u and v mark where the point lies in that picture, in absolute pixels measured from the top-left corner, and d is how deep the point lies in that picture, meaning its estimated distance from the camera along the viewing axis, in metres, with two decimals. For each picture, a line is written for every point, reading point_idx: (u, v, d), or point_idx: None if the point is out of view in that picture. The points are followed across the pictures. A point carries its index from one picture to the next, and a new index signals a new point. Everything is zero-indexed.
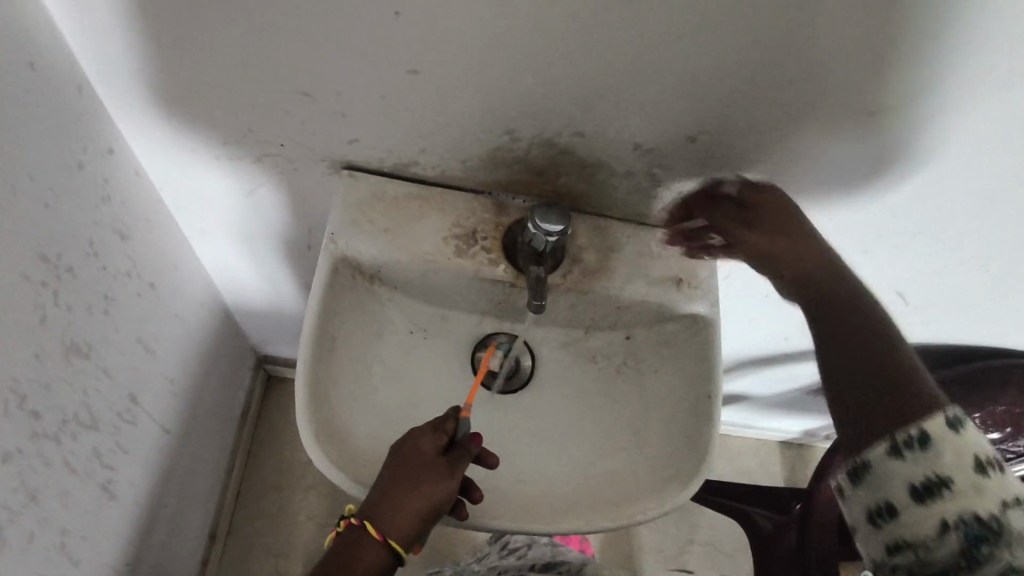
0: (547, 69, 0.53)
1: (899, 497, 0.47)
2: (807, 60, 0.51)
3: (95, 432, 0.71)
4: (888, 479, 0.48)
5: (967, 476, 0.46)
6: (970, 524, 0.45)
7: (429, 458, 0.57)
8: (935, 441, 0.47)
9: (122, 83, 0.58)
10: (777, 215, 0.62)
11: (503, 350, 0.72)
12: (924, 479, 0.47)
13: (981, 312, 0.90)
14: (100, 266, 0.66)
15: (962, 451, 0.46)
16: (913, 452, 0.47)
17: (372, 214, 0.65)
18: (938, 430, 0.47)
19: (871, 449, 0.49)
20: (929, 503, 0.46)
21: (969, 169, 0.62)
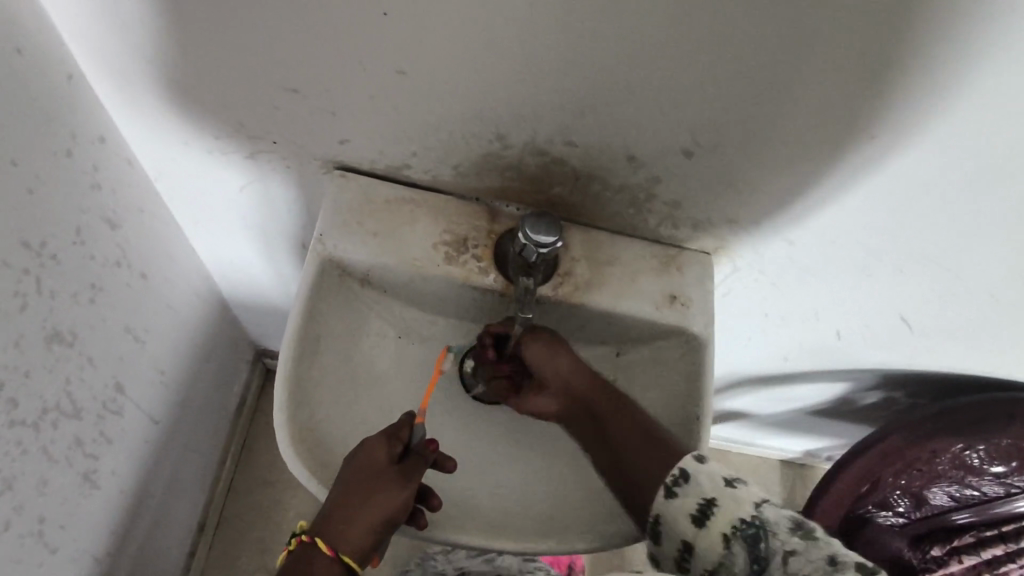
0: (538, 74, 0.51)
1: (686, 531, 0.53)
2: (804, 78, 0.50)
3: (78, 421, 0.70)
4: (674, 520, 0.54)
5: (722, 492, 0.52)
6: (743, 528, 0.50)
7: (379, 469, 0.57)
8: (694, 476, 0.54)
9: (111, 71, 0.57)
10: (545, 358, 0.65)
11: (455, 352, 0.70)
12: (698, 507, 0.53)
13: (989, 342, 0.87)
14: (88, 255, 0.66)
15: (713, 473, 0.54)
16: (681, 487, 0.54)
17: (362, 216, 0.64)
18: (692, 467, 0.55)
19: (656, 501, 0.55)
20: (708, 524, 0.52)
21: (973, 194, 0.60)
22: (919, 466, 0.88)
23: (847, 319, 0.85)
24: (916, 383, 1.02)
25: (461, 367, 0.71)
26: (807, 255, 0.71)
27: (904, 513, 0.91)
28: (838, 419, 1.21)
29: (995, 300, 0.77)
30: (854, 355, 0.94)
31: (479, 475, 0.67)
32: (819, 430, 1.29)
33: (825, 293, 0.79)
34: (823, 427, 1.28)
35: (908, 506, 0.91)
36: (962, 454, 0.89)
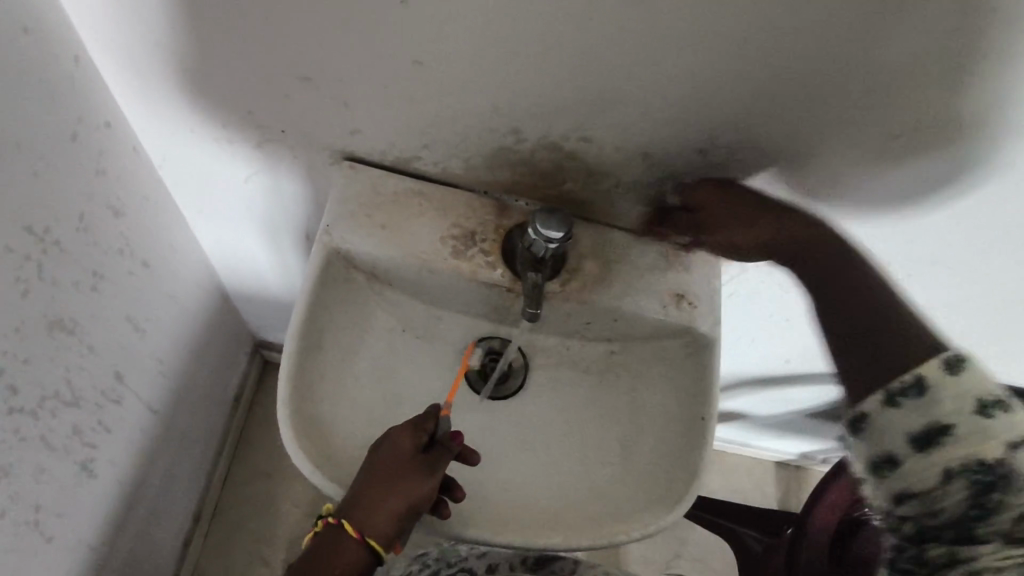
0: (554, 68, 0.51)
1: (900, 445, 0.49)
2: (828, 77, 0.49)
3: (77, 410, 0.69)
4: (886, 430, 0.50)
5: (967, 422, 0.47)
6: (976, 472, 0.46)
7: (403, 458, 0.57)
8: (932, 388, 0.48)
9: (119, 55, 0.56)
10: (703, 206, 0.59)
11: (481, 349, 0.71)
12: (929, 428, 0.48)
13: (991, 349, 0.87)
14: (91, 242, 0.65)
15: (963, 393, 0.47)
16: (908, 400, 0.49)
17: (369, 208, 0.64)
18: (935, 376, 0.48)
19: (867, 402, 0.51)
20: (931, 450, 0.48)
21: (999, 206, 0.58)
22: None
23: None
24: None
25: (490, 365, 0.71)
26: None
27: None
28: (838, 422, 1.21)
29: (1006, 306, 0.77)
30: None
31: (481, 471, 0.67)
32: (816, 432, 1.29)
33: None
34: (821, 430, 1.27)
35: None
36: None
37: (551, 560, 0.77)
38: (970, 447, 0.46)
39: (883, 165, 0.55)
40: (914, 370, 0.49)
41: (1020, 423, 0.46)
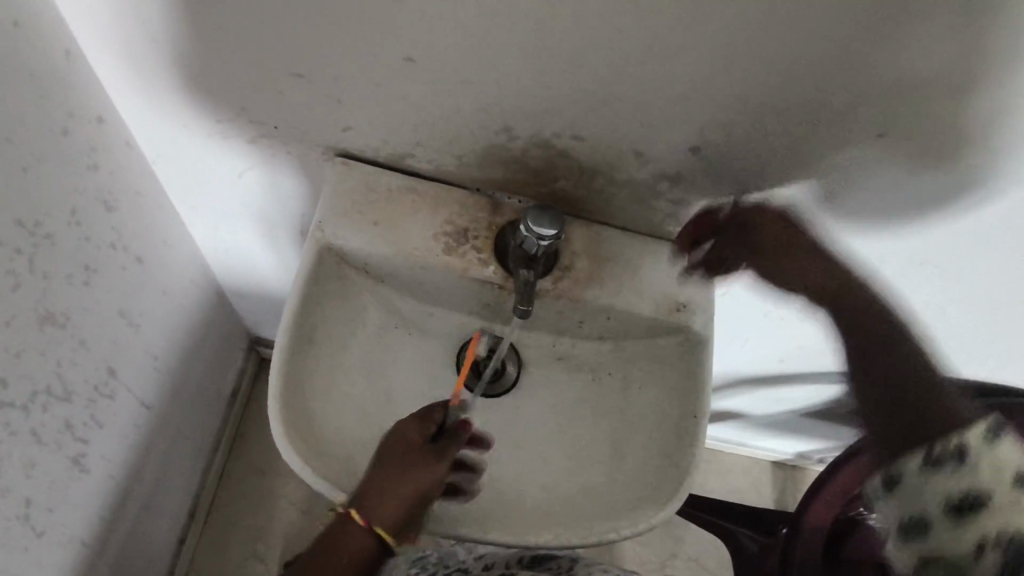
0: (545, 65, 0.51)
1: (935, 514, 0.45)
2: (819, 83, 0.49)
3: (68, 405, 0.69)
4: (923, 495, 0.45)
5: (1005, 493, 0.43)
6: (1014, 545, 0.42)
7: (417, 450, 0.59)
8: (976, 458, 0.44)
9: (111, 50, 0.56)
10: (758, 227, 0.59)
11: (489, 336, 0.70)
12: (964, 499, 0.44)
13: (985, 353, 0.87)
14: (83, 237, 0.65)
15: (1001, 465, 0.44)
16: (949, 467, 0.44)
17: (362, 205, 0.63)
18: (977, 443, 0.44)
19: (905, 463, 0.46)
20: (965, 521, 0.44)
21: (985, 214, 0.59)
22: None
23: None
24: None
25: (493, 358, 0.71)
26: None
27: None
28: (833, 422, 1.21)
29: (999, 312, 0.77)
30: None
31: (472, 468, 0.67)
32: (812, 432, 1.29)
33: None
34: (816, 430, 1.27)
35: None
36: None
37: (546, 558, 0.74)
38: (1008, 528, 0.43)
39: (872, 169, 0.57)
40: (957, 431, 0.45)
41: None
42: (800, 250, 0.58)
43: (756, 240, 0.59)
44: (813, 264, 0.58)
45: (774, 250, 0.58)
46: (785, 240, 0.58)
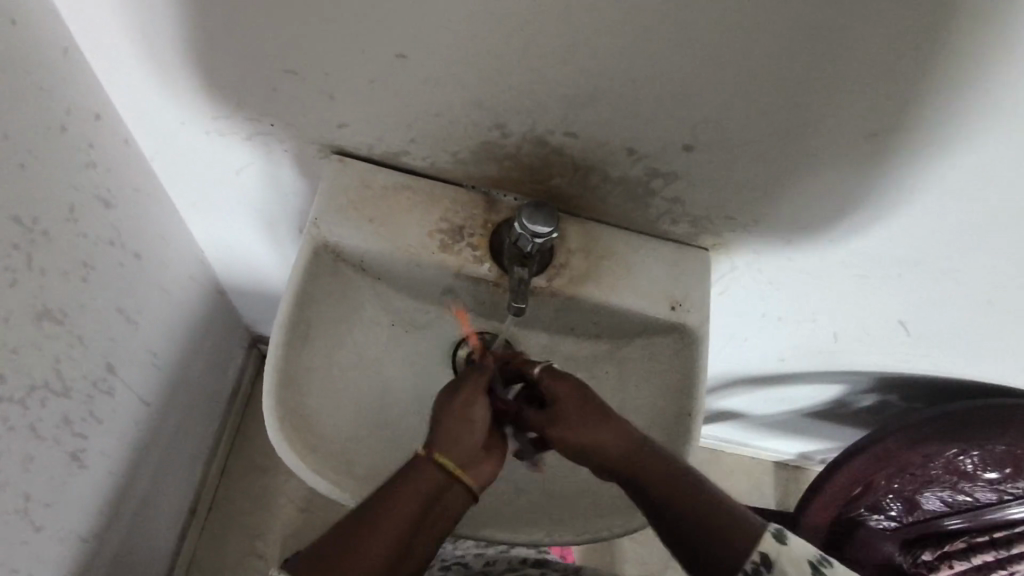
0: (537, 62, 0.51)
1: None
2: (810, 79, 0.49)
3: (67, 400, 0.70)
4: None
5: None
6: None
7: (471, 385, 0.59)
8: (778, 563, 0.49)
9: (107, 47, 0.57)
10: (581, 405, 0.59)
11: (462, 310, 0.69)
12: None
13: (984, 348, 0.87)
14: (80, 233, 0.65)
15: (798, 559, 0.50)
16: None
17: (357, 201, 0.64)
18: (771, 547, 0.50)
19: None
20: None
21: (976, 204, 0.60)
22: (914, 470, 0.97)
23: (843, 322, 0.85)
24: (912, 386, 1.02)
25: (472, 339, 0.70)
26: (807, 253, 0.70)
27: (896, 517, 1.03)
28: (833, 422, 1.21)
29: (994, 308, 0.77)
30: (848, 359, 0.94)
31: None
32: (813, 432, 1.29)
33: (822, 292, 0.78)
34: (817, 429, 1.27)
35: (898, 509, 1.01)
36: (958, 458, 0.98)
37: (553, 561, 0.74)
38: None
39: (862, 162, 0.57)
40: (757, 550, 0.50)
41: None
42: (597, 417, 0.58)
43: (566, 409, 0.59)
44: (613, 428, 0.57)
45: (574, 420, 0.58)
46: (586, 412, 0.58)
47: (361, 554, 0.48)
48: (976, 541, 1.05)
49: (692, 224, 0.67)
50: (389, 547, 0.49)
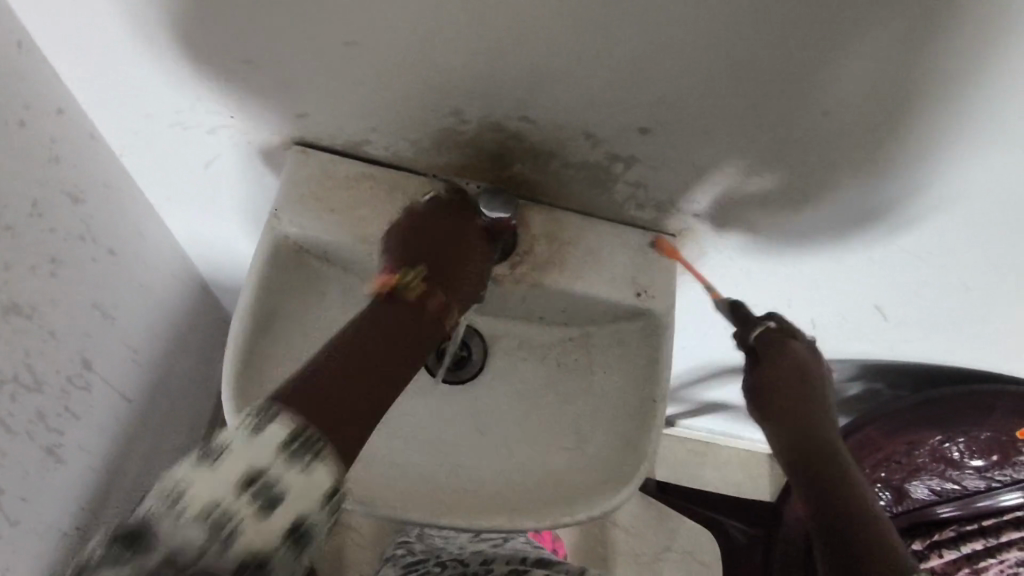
0: (482, 48, 0.51)
1: None
2: (760, 56, 0.49)
3: (40, 394, 0.71)
4: None
5: None
6: None
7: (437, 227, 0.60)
8: None
9: (62, 41, 0.57)
10: (799, 367, 0.61)
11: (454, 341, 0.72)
12: None
13: (964, 333, 0.86)
14: (47, 228, 0.66)
15: None
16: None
17: (319, 192, 0.64)
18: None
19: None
20: None
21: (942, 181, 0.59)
22: (897, 457, 0.99)
23: (820, 308, 0.84)
24: (896, 372, 1.01)
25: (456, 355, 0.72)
26: (780, 236, 0.70)
27: (886, 507, 1.04)
28: None
29: (972, 291, 0.76)
30: (829, 346, 0.94)
31: (434, 454, 0.67)
32: None
33: (796, 276, 0.78)
34: None
35: (888, 499, 1.03)
36: (942, 446, 0.98)
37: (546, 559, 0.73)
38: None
39: (822, 141, 0.56)
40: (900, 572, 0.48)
41: None
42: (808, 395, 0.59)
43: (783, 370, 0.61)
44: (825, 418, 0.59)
45: (789, 384, 0.60)
46: (795, 383, 0.60)
47: (364, 382, 0.46)
48: (965, 530, 1.04)
49: (658, 209, 0.67)
50: (384, 385, 0.48)
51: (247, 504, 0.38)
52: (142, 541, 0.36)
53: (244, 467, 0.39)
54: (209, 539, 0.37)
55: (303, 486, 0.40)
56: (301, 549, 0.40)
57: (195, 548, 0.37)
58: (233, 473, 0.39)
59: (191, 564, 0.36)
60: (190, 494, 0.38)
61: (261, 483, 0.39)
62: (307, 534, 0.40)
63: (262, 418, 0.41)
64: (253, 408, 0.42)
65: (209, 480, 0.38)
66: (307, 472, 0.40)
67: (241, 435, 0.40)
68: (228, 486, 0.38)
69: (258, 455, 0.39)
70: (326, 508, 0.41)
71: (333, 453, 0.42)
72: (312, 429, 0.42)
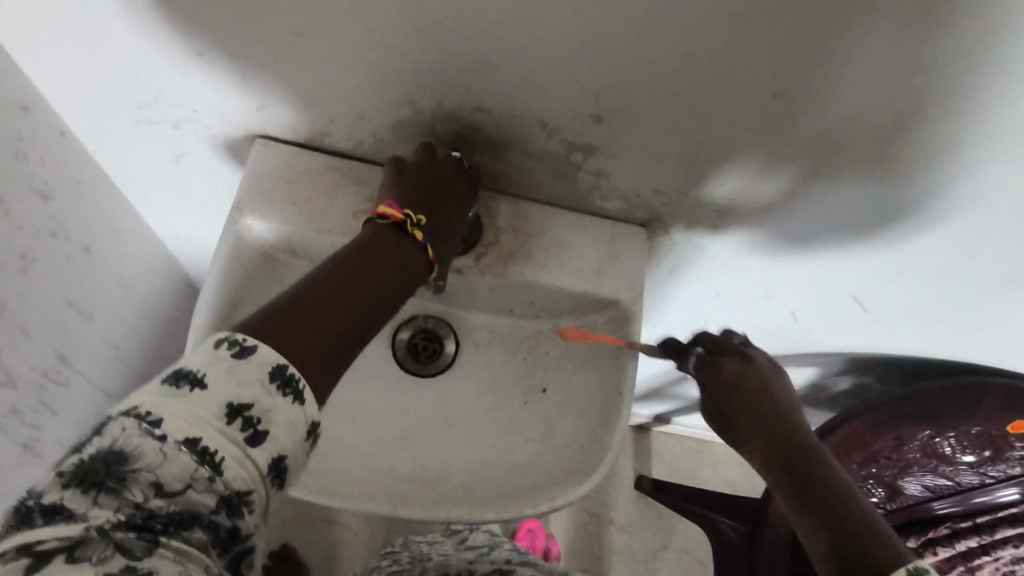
0: (426, 35, 0.50)
1: None
2: (700, 41, 0.47)
3: (12, 390, 0.71)
4: None
5: None
6: None
7: (433, 173, 0.60)
8: None
9: (20, 38, 0.58)
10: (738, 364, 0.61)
11: (422, 331, 0.72)
12: None
13: (948, 323, 0.84)
14: (15, 225, 0.67)
15: None
16: None
17: (281, 185, 0.65)
18: None
19: None
20: None
21: (908, 169, 0.57)
22: (888, 454, 0.97)
23: (799, 299, 0.83)
24: (884, 366, 1.00)
25: (428, 345, 0.72)
26: (746, 228, 0.68)
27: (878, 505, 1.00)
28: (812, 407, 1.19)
29: (949, 281, 0.74)
30: (814, 338, 0.93)
31: (401, 446, 0.68)
32: None
33: (771, 267, 0.76)
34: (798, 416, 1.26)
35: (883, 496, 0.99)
36: (934, 441, 0.96)
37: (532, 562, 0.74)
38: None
39: (777, 129, 0.55)
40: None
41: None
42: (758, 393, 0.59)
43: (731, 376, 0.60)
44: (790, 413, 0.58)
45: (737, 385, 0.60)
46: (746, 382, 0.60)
47: (340, 318, 0.49)
48: (960, 526, 1.00)
49: (622, 198, 0.66)
50: (357, 323, 0.51)
51: (182, 470, 0.37)
52: (59, 505, 0.35)
53: (181, 428, 0.38)
54: (136, 506, 0.36)
55: (244, 452, 0.40)
56: (237, 517, 0.40)
57: (118, 520, 0.36)
58: (168, 434, 0.38)
59: (103, 544, 0.35)
60: (119, 454, 0.37)
61: (199, 447, 0.38)
62: (244, 502, 0.40)
63: (213, 370, 0.41)
64: (203, 359, 0.42)
65: (140, 440, 0.37)
66: (252, 438, 0.40)
67: (183, 389, 0.40)
68: (162, 450, 0.37)
69: (197, 417, 0.39)
70: (269, 474, 0.41)
71: (285, 417, 0.42)
72: (267, 390, 0.42)
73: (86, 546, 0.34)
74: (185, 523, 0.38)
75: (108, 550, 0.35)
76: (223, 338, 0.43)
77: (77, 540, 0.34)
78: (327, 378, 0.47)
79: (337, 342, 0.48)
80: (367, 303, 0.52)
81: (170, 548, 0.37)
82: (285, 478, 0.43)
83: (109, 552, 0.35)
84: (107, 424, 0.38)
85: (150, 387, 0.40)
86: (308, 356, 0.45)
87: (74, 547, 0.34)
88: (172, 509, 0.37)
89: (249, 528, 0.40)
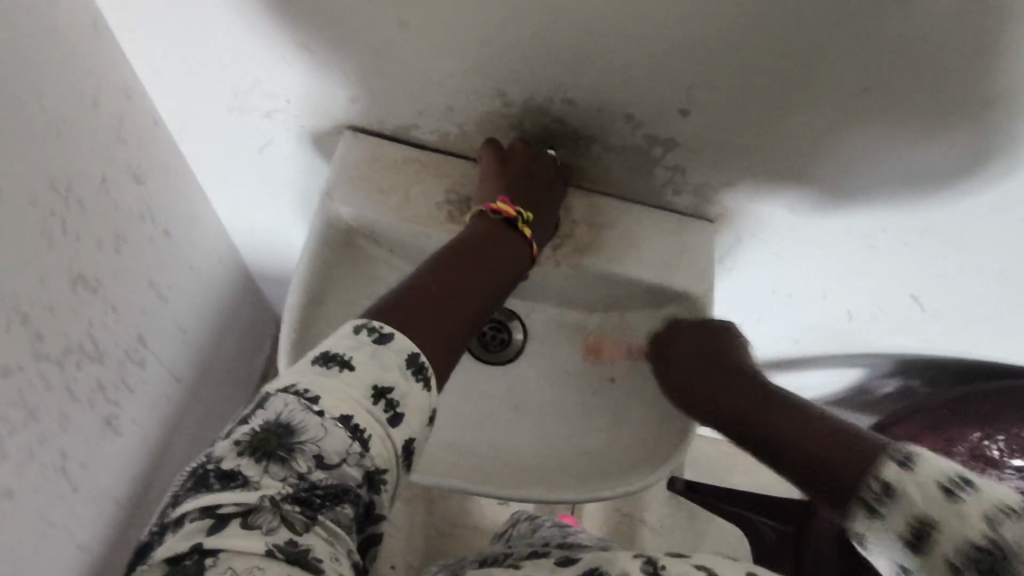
0: (528, 31, 0.53)
1: (903, 553, 0.45)
2: (796, 37, 0.49)
3: (102, 366, 0.74)
4: (889, 537, 0.45)
5: (940, 511, 0.42)
6: (967, 555, 0.41)
7: (529, 167, 0.63)
8: (901, 493, 0.45)
9: (131, 28, 0.61)
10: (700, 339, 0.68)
11: (493, 322, 0.75)
12: (910, 529, 0.44)
13: (1005, 326, 0.85)
14: (112, 205, 0.70)
15: (922, 493, 0.44)
16: (885, 507, 0.46)
17: (368, 174, 0.68)
18: (896, 477, 0.46)
19: (887, 521, 0.45)
20: (925, 548, 0.43)
21: (963, 174, 0.58)
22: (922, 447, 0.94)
23: (855, 299, 0.84)
24: (933, 369, 1.00)
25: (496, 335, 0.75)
26: (807, 224, 0.70)
27: None
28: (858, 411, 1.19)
29: (1009, 281, 0.74)
30: (867, 337, 0.94)
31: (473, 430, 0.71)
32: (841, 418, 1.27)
33: (831, 265, 0.78)
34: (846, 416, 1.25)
35: None
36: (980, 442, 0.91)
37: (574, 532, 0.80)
38: (706, 563, 0.50)
39: (856, 126, 0.56)
40: (876, 475, 0.47)
41: (968, 504, 0.42)
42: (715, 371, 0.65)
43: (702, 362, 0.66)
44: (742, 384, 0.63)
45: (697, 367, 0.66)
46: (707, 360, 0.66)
47: (455, 312, 0.53)
48: None
49: (696, 193, 0.68)
50: (473, 316, 0.54)
51: (339, 447, 0.42)
52: (237, 472, 0.40)
53: (336, 406, 0.43)
54: (300, 476, 0.41)
55: (386, 432, 0.44)
56: (375, 493, 0.44)
57: (285, 491, 0.40)
58: (325, 411, 0.42)
59: (272, 516, 0.39)
60: (287, 426, 0.42)
61: (351, 424, 0.43)
62: (382, 480, 0.44)
63: (357, 354, 0.45)
64: (347, 343, 0.46)
65: (303, 415, 0.42)
66: (392, 419, 0.44)
67: (333, 369, 0.44)
68: (322, 425, 0.42)
69: (348, 397, 0.43)
70: (402, 455, 0.45)
71: (417, 403, 0.46)
72: (403, 374, 0.46)
73: (259, 514, 0.39)
74: (338, 497, 0.42)
75: (275, 520, 0.39)
76: (361, 325, 0.48)
77: (252, 507, 0.39)
78: (446, 364, 0.50)
79: (452, 332, 0.52)
80: (472, 289, 0.55)
81: (325, 527, 0.41)
82: (411, 462, 0.47)
83: (275, 522, 0.39)
84: (272, 398, 0.43)
85: (304, 368, 0.45)
86: (429, 345, 0.49)
87: (249, 513, 0.39)
88: (328, 483, 0.42)
89: (383, 507, 0.44)
